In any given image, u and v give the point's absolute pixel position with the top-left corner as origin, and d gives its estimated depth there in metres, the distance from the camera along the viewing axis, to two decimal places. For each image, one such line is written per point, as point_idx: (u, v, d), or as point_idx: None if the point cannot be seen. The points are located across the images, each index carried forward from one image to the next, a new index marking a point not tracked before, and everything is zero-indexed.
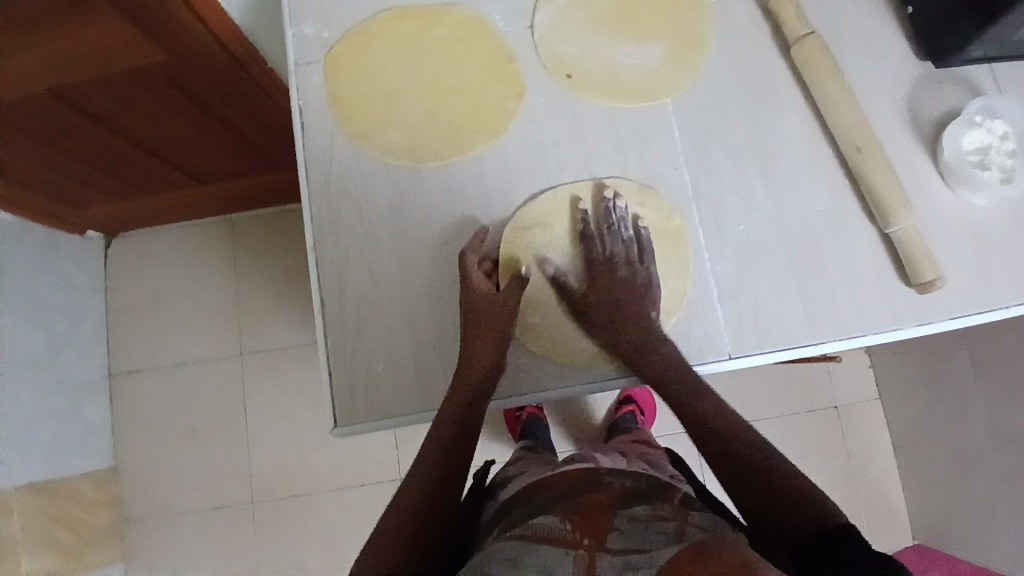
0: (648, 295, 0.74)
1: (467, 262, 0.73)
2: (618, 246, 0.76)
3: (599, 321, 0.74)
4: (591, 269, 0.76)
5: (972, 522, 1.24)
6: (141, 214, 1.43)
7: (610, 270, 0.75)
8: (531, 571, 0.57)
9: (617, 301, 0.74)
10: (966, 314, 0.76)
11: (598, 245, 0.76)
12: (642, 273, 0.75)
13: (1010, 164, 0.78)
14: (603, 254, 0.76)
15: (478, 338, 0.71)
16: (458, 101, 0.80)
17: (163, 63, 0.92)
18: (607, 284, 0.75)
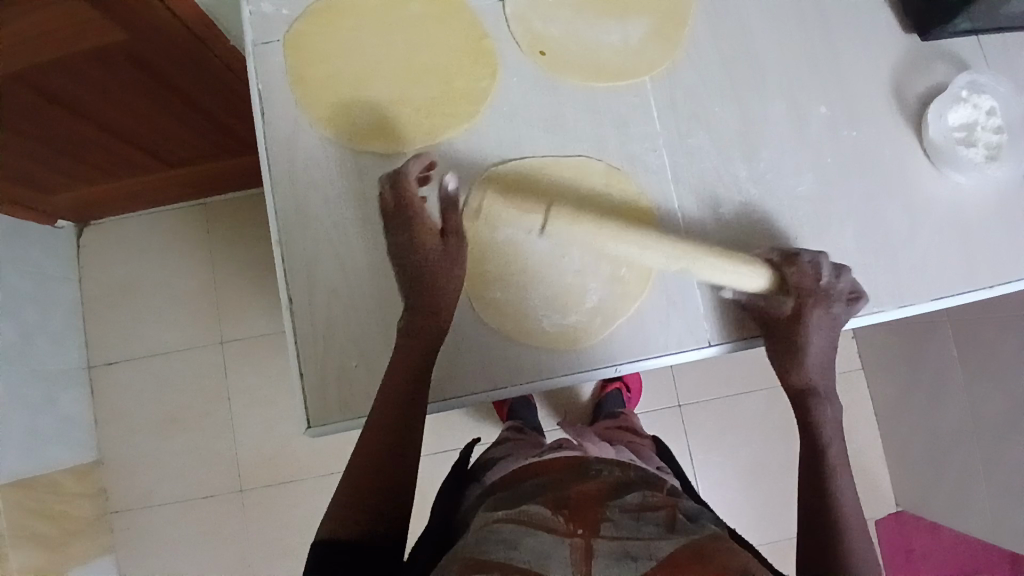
0: (839, 333, 0.73)
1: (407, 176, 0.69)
2: (807, 276, 0.70)
3: (808, 355, 0.73)
4: (801, 302, 0.71)
5: (952, 492, 1.27)
6: (110, 198, 1.37)
7: (824, 307, 0.71)
8: (529, 552, 0.56)
9: (819, 341, 0.72)
10: (949, 296, 0.75)
11: (821, 274, 0.71)
12: (843, 312, 0.72)
13: (995, 140, 0.77)
14: (826, 283, 0.71)
15: (440, 266, 0.69)
16: (429, 82, 0.76)
17: (122, 43, 0.87)
18: (811, 326, 0.71)
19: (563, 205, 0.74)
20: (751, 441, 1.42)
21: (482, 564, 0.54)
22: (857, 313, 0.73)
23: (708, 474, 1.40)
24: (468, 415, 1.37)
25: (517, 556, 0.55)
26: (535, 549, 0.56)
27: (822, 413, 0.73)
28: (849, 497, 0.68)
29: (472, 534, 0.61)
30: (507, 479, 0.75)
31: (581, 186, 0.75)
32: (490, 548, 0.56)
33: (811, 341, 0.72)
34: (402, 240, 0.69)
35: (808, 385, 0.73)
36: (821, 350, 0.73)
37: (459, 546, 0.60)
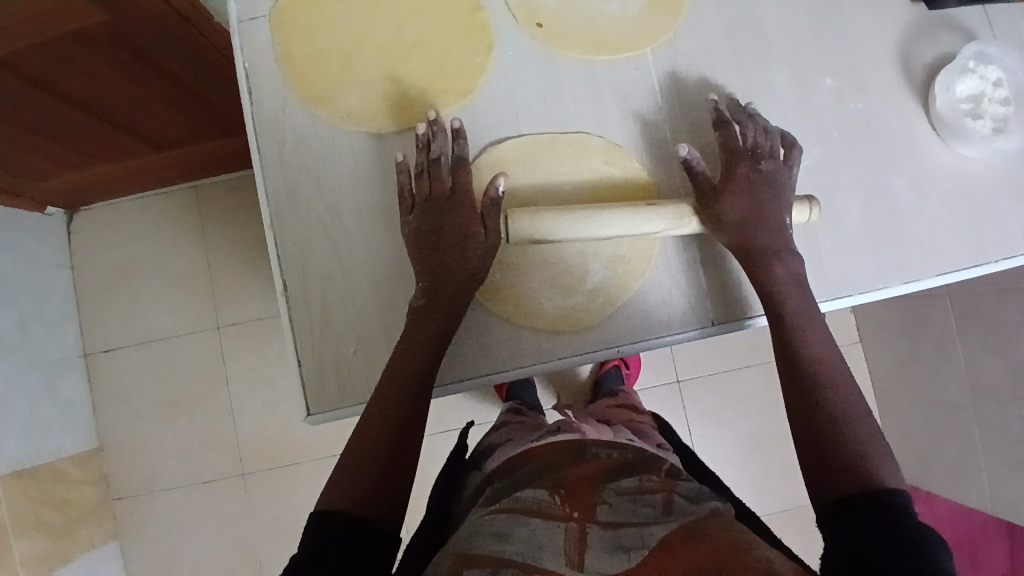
0: (785, 191, 0.69)
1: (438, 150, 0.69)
2: (741, 135, 0.71)
3: (758, 210, 0.68)
4: (728, 161, 0.70)
5: (951, 464, 1.28)
6: (99, 184, 1.34)
7: (753, 162, 0.69)
8: (521, 543, 0.55)
9: (758, 195, 0.68)
10: (956, 271, 0.74)
11: (745, 134, 0.71)
12: (784, 168, 0.70)
13: (1003, 112, 0.75)
14: (756, 140, 0.71)
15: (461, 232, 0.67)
16: (422, 58, 0.74)
17: (104, 23, 0.84)
18: (743, 177, 0.69)
19: (563, 183, 0.73)
20: (751, 415, 1.42)
21: (472, 559, 0.53)
22: (798, 162, 0.71)
23: (708, 448, 1.41)
24: (468, 396, 1.37)
25: (509, 546, 0.54)
26: (527, 538, 0.55)
27: (778, 273, 0.67)
28: (821, 353, 0.65)
29: (464, 527, 0.61)
30: (505, 465, 0.75)
31: (581, 163, 0.73)
32: (479, 541, 0.55)
33: (739, 197, 0.68)
34: (426, 220, 0.67)
35: (758, 245, 0.68)
36: (756, 204, 0.68)
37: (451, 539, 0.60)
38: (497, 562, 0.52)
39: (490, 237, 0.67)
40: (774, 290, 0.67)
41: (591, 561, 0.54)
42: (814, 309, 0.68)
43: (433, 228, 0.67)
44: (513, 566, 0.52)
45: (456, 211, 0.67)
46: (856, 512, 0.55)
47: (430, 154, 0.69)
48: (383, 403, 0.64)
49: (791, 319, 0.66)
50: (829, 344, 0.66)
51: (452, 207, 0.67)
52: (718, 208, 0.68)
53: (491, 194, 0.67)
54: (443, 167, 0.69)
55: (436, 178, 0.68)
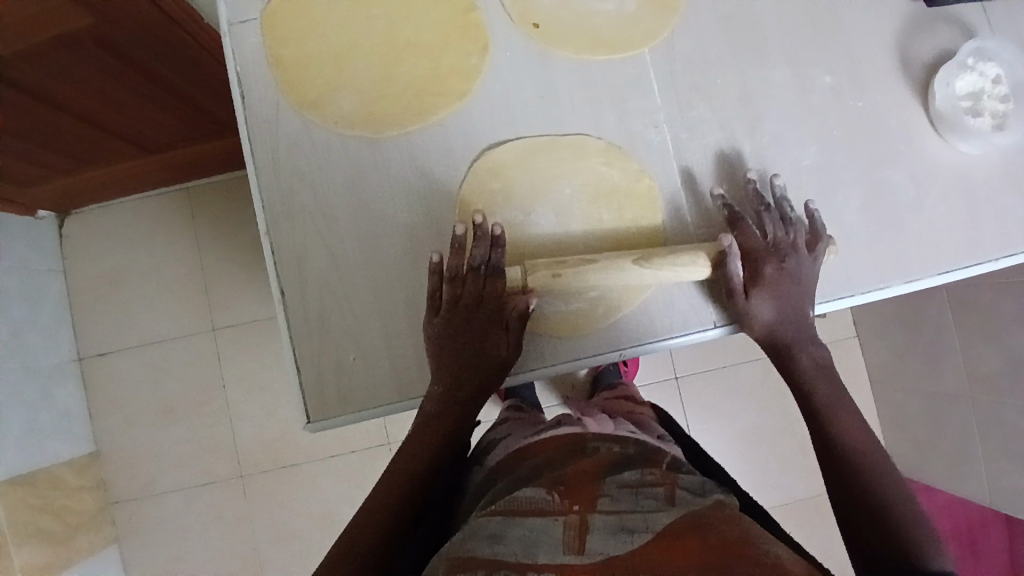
0: (808, 285, 0.70)
1: (478, 253, 0.65)
2: (766, 229, 0.70)
3: (778, 313, 0.69)
4: (751, 259, 0.69)
5: (949, 455, 1.29)
6: (91, 188, 1.32)
7: (777, 260, 0.69)
8: (517, 544, 0.55)
9: (782, 297, 0.69)
10: (954, 268, 0.74)
11: (766, 229, 0.70)
12: (807, 262, 0.70)
13: (1002, 109, 0.74)
14: (781, 236, 0.70)
15: (487, 337, 0.66)
16: (416, 59, 0.73)
17: (91, 27, 0.83)
18: (770, 280, 0.68)
19: (560, 184, 0.72)
20: (749, 409, 1.42)
21: (469, 563, 0.53)
22: (823, 254, 0.71)
23: (707, 443, 1.41)
24: None
25: (503, 548, 0.54)
26: (521, 540, 0.56)
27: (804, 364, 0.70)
28: (855, 433, 0.66)
29: (462, 526, 0.60)
30: (504, 463, 0.74)
31: (579, 163, 0.73)
32: (473, 544, 0.55)
33: (764, 299, 0.69)
34: (457, 324, 0.66)
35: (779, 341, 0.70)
36: (779, 304, 0.69)
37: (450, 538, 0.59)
38: (491, 568, 0.53)
39: (515, 347, 0.68)
40: (803, 380, 0.69)
41: (591, 551, 0.54)
42: (845, 391, 0.69)
43: (464, 335, 0.66)
44: (511, 570, 0.53)
45: (485, 324, 0.66)
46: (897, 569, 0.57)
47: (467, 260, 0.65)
48: (397, 473, 0.68)
49: (821, 402, 0.68)
50: (863, 426, 0.67)
51: (483, 318, 0.66)
52: (745, 308, 0.69)
53: (521, 306, 0.65)
54: (481, 275, 0.66)
55: (471, 286, 0.66)
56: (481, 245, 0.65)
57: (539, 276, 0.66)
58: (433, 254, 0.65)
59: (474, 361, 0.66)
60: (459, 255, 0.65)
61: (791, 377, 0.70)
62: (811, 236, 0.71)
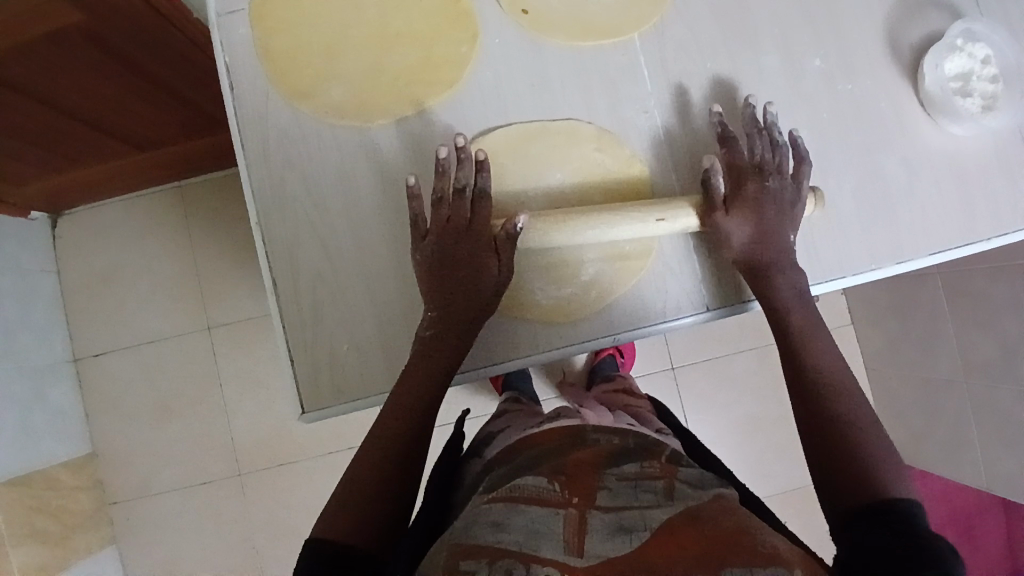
0: (793, 207, 0.69)
1: (462, 173, 0.66)
2: (754, 148, 0.70)
3: (766, 233, 0.68)
4: (735, 176, 0.69)
5: (944, 441, 1.30)
6: (82, 187, 1.32)
7: (761, 179, 0.69)
8: (519, 533, 0.54)
9: (764, 214, 0.68)
10: (945, 250, 0.74)
11: (753, 150, 0.70)
12: (792, 186, 0.70)
13: (990, 90, 0.75)
14: (767, 158, 0.70)
15: (471, 262, 0.65)
16: (406, 48, 0.73)
17: (79, 22, 0.82)
18: (754, 196, 0.68)
19: (553, 171, 0.72)
20: (744, 399, 1.43)
21: (470, 551, 0.53)
22: (806, 177, 0.71)
23: (703, 433, 1.41)
24: (463, 389, 1.36)
25: (506, 536, 0.54)
26: (523, 527, 0.55)
27: (782, 287, 0.68)
28: (826, 358, 0.65)
29: (462, 515, 0.60)
30: (504, 453, 0.74)
31: (571, 152, 0.73)
32: (478, 531, 0.55)
33: (746, 216, 0.68)
34: (441, 247, 0.65)
35: (763, 261, 0.68)
36: (764, 221, 0.68)
37: (449, 527, 0.59)
38: (492, 554, 0.52)
39: (506, 273, 0.66)
40: (779, 308, 0.67)
41: (592, 544, 0.54)
42: (817, 317, 0.68)
43: (447, 259, 0.65)
44: (512, 556, 0.52)
45: (468, 245, 0.65)
46: (857, 514, 0.56)
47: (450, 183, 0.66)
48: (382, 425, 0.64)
49: (795, 327, 0.67)
50: (831, 350, 0.66)
51: (467, 240, 0.65)
52: (724, 224, 0.68)
53: (509, 229, 0.64)
54: (465, 199, 0.66)
55: (455, 208, 0.66)
56: (465, 167, 0.66)
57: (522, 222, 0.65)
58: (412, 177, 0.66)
59: (459, 287, 0.65)
60: (443, 177, 0.66)
61: (768, 302, 0.68)
62: (796, 161, 0.71)
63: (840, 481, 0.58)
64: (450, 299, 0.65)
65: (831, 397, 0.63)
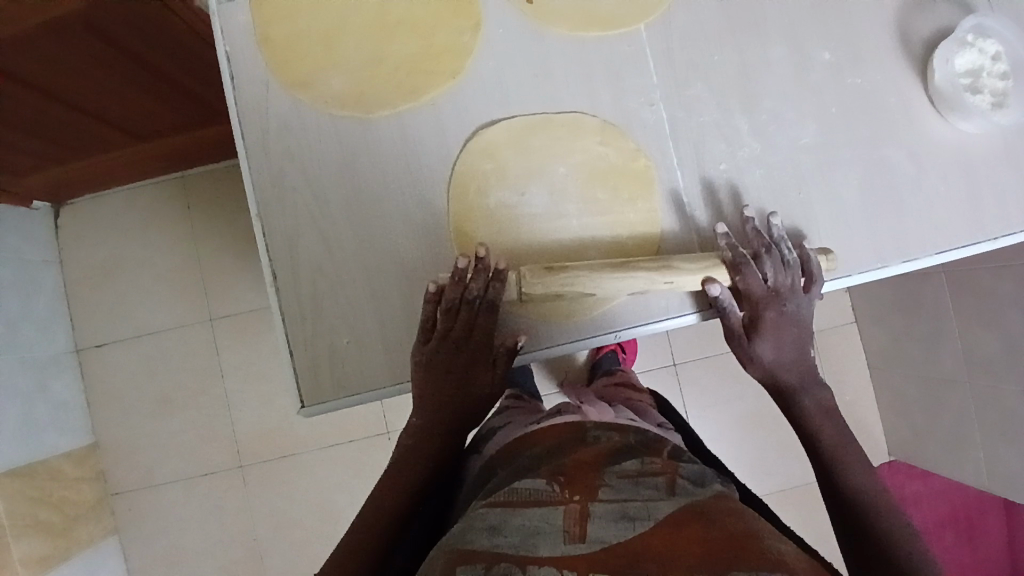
0: (806, 325, 0.72)
1: (477, 284, 0.65)
2: (768, 273, 0.69)
3: (769, 353, 0.71)
4: (751, 304, 0.70)
5: (947, 440, 1.29)
6: (84, 178, 1.31)
7: (778, 306, 0.70)
8: (518, 534, 0.54)
9: (782, 339, 0.71)
10: (952, 249, 0.73)
11: (767, 273, 0.69)
12: (803, 305, 0.71)
13: (1001, 87, 0.73)
14: (778, 283, 0.69)
15: (478, 371, 0.70)
16: (407, 38, 0.72)
17: (80, 11, 0.81)
18: (769, 324, 0.70)
19: (555, 164, 0.72)
20: (746, 395, 1.42)
21: (468, 554, 0.52)
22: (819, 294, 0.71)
23: (705, 429, 1.41)
24: None
25: (503, 539, 0.54)
26: (521, 530, 0.55)
27: (807, 405, 0.71)
28: (861, 478, 0.67)
29: (461, 519, 0.60)
30: (504, 452, 0.74)
31: (573, 144, 0.72)
32: (473, 537, 0.55)
33: (767, 341, 0.71)
34: (452, 359, 0.68)
35: (783, 382, 0.72)
36: (780, 345, 0.71)
37: (448, 532, 0.59)
38: (489, 556, 0.52)
39: (499, 380, 0.71)
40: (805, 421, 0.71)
41: (592, 536, 0.53)
42: (848, 432, 0.71)
43: (456, 371, 0.68)
44: (509, 558, 0.51)
45: (472, 358, 0.69)
46: None
47: (463, 293, 0.65)
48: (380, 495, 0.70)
49: (827, 446, 0.69)
50: (868, 471, 0.68)
51: (471, 352, 0.68)
52: (746, 349, 0.71)
53: (509, 345, 0.68)
54: (476, 309, 0.66)
55: (467, 318, 0.66)
56: (479, 272, 0.64)
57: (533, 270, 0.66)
58: (430, 283, 0.65)
59: (463, 395, 0.70)
60: (458, 287, 0.64)
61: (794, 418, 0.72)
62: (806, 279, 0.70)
63: None
64: (455, 403, 0.69)
65: (880, 518, 0.65)
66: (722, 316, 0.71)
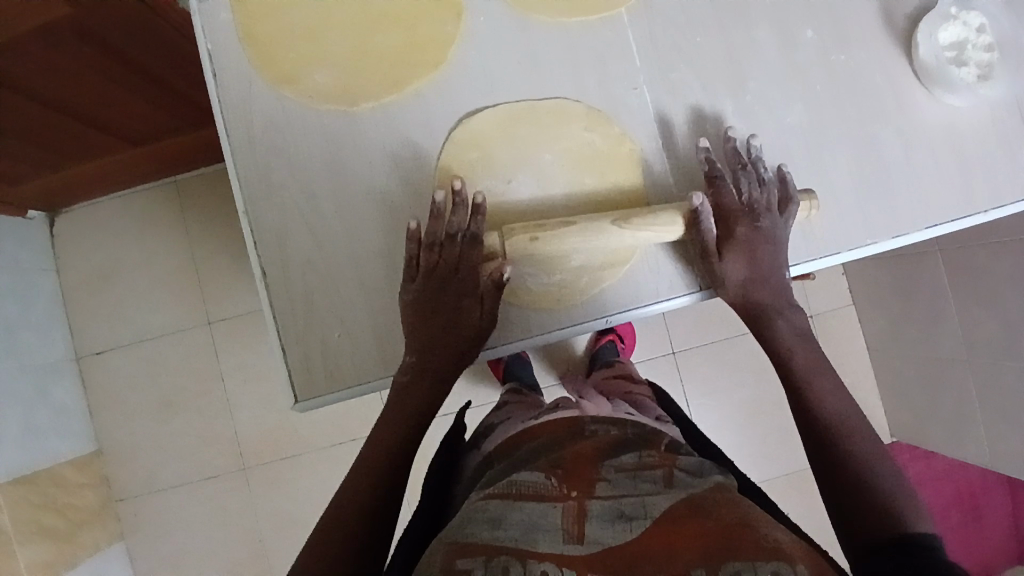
0: (782, 245, 0.69)
1: (456, 218, 0.65)
2: (745, 188, 0.69)
3: (750, 273, 0.69)
4: (724, 219, 0.69)
5: (946, 419, 1.29)
6: (78, 185, 1.31)
7: (751, 220, 0.68)
8: (516, 527, 0.54)
9: (758, 256, 0.68)
10: (942, 223, 0.73)
11: (741, 188, 0.69)
12: (780, 224, 0.69)
13: (986, 59, 0.73)
14: (753, 198, 0.69)
15: (459, 308, 0.66)
16: (391, 30, 0.72)
17: (65, 15, 0.81)
18: (743, 239, 0.68)
19: (542, 153, 0.72)
20: (746, 382, 1.42)
21: (466, 546, 0.52)
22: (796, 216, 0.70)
23: (706, 416, 1.41)
24: (463, 378, 1.36)
25: (501, 532, 0.54)
26: (520, 523, 0.55)
27: (781, 329, 0.69)
28: (832, 397, 0.65)
29: (459, 513, 0.60)
30: (502, 446, 0.74)
31: (560, 131, 0.72)
32: (473, 528, 0.54)
33: (738, 261, 0.68)
34: (431, 294, 0.66)
35: (757, 302, 0.69)
36: (756, 263, 0.69)
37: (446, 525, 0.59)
38: (488, 548, 0.52)
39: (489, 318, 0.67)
40: (778, 347, 0.69)
41: (591, 534, 0.54)
42: (823, 357, 0.68)
43: (438, 307, 0.66)
44: (509, 552, 0.51)
45: (456, 295, 0.66)
46: (880, 547, 0.54)
47: (445, 228, 0.65)
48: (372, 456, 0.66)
49: (800, 369, 0.67)
50: (839, 391, 0.66)
51: (455, 290, 0.66)
52: (717, 270, 0.69)
53: (495, 277, 0.65)
54: (456, 244, 0.65)
55: (446, 253, 0.65)
56: (461, 212, 0.65)
57: (516, 239, 0.65)
58: (410, 221, 0.65)
59: (446, 334, 0.66)
60: (438, 222, 0.65)
61: (770, 345, 0.70)
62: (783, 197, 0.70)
63: (856, 510, 0.57)
64: (437, 341, 0.66)
65: (843, 439, 0.62)
66: (698, 236, 0.68)
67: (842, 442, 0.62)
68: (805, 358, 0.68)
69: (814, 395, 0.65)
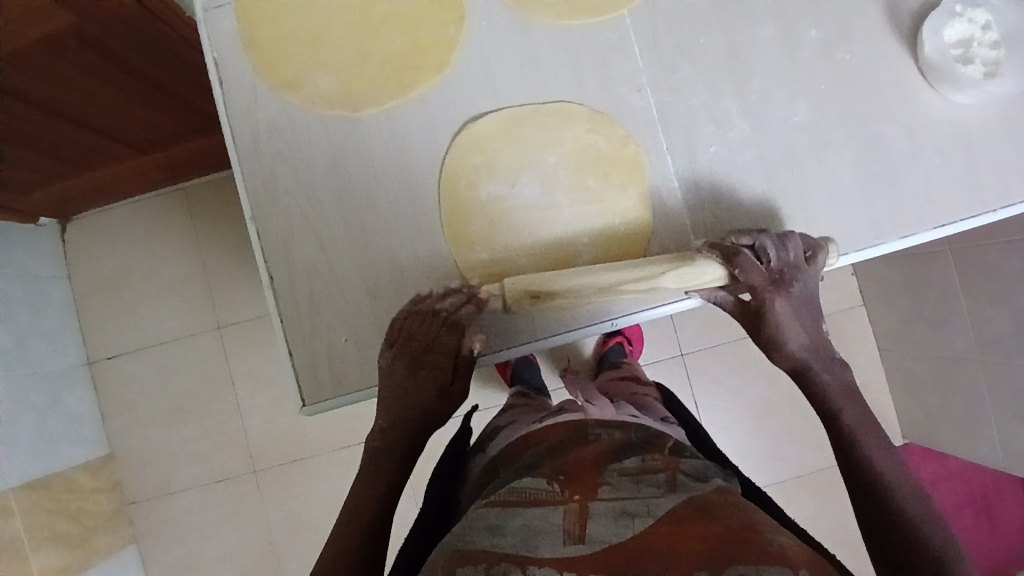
0: (813, 301, 0.69)
1: (448, 299, 0.65)
2: (767, 261, 0.66)
3: (775, 340, 0.68)
4: (753, 289, 0.67)
5: (957, 418, 1.28)
6: (89, 193, 1.33)
7: (783, 286, 0.66)
8: (517, 534, 0.54)
9: (792, 321, 0.68)
10: (951, 223, 0.73)
11: (768, 256, 0.66)
12: (810, 284, 0.68)
13: (993, 56, 0.72)
14: (778, 267, 0.66)
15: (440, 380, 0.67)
16: (393, 35, 0.73)
17: (72, 26, 0.82)
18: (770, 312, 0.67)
19: (546, 154, 0.72)
20: (756, 382, 1.42)
21: (468, 555, 0.53)
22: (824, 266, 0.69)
23: (715, 417, 1.40)
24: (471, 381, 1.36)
25: (503, 540, 0.54)
26: (521, 530, 0.55)
27: (827, 383, 0.68)
28: (885, 458, 0.63)
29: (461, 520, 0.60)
30: (506, 452, 0.74)
31: (563, 133, 0.72)
32: (473, 538, 0.55)
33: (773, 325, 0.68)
34: (417, 369, 0.66)
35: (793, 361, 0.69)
36: (792, 326, 0.68)
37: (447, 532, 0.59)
38: (489, 556, 0.52)
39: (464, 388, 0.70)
40: (824, 400, 0.68)
41: (592, 534, 0.54)
42: (869, 412, 0.67)
43: (424, 383, 0.67)
44: (510, 559, 0.52)
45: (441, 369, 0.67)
46: None
47: (436, 306, 0.64)
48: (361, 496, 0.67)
49: (848, 424, 0.65)
50: (892, 453, 0.63)
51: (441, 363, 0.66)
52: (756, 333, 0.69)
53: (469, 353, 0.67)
54: (446, 318, 0.65)
55: (434, 328, 0.65)
56: (458, 292, 0.65)
57: (517, 300, 0.67)
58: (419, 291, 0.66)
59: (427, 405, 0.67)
60: (435, 299, 0.65)
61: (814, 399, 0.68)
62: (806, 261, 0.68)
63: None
64: (418, 411, 0.67)
65: (896, 497, 0.60)
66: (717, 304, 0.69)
67: (895, 503, 0.60)
68: (853, 414, 0.66)
69: (864, 450, 0.63)
